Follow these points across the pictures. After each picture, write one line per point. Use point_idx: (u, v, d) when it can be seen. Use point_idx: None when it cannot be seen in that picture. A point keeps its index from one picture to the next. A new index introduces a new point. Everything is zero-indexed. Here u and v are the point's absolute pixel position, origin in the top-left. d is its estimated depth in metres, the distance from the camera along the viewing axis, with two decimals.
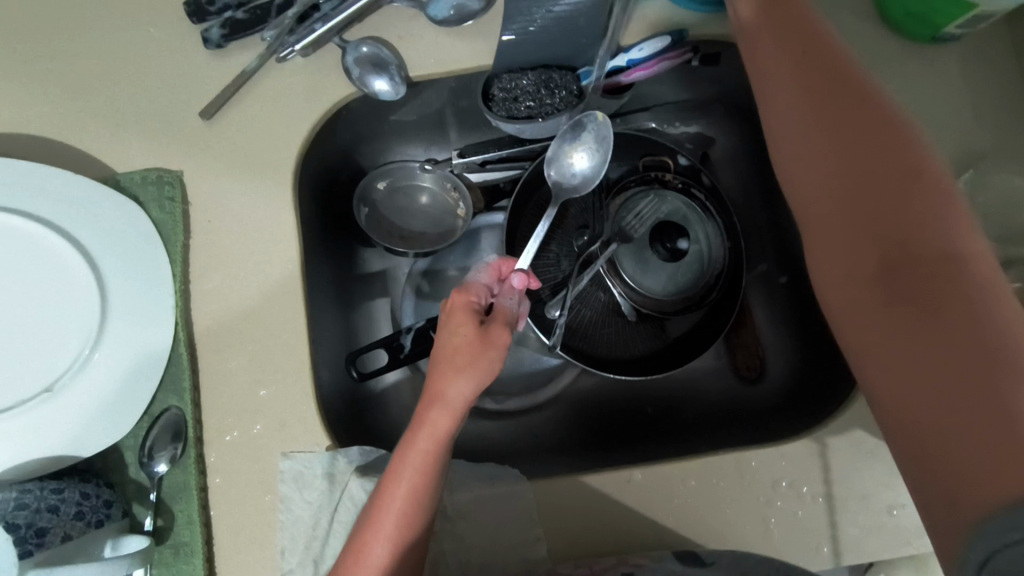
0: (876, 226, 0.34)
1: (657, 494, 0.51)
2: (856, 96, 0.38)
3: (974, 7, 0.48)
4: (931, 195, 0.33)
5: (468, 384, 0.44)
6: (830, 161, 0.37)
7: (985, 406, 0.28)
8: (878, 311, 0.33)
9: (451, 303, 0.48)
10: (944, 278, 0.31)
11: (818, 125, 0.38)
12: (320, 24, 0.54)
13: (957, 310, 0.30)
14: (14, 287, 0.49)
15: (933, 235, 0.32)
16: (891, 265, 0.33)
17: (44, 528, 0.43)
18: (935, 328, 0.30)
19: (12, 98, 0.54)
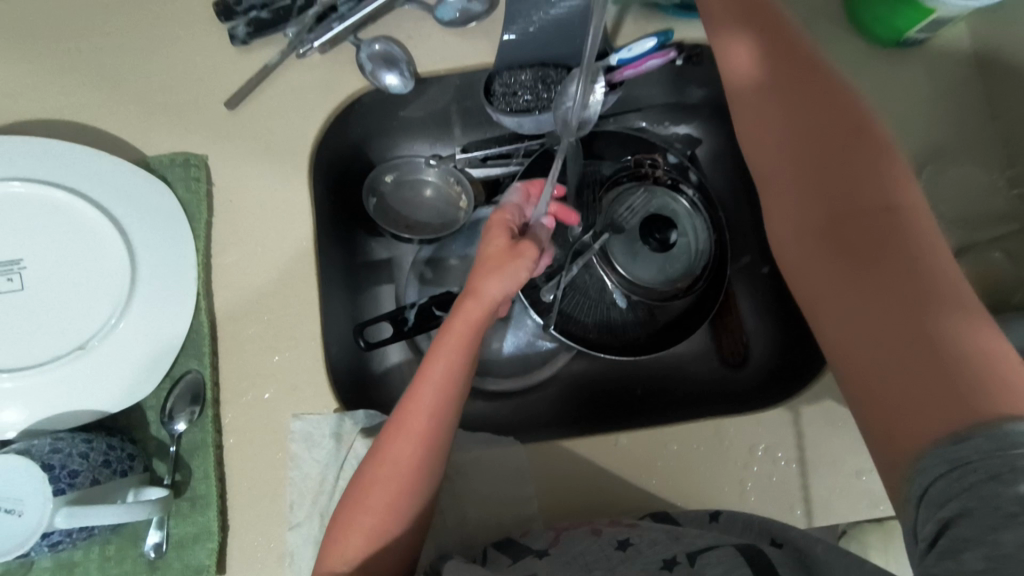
0: (831, 194, 0.37)
1: (642, 458, 0.55)
2: (813, 81, 0.41)
3: (931, 13, 0.53)
4: (878, 166, 0.37)
5: (506, 287, 0.50)
6: (791, 138, 0.40)
7: (926, 346, 0.31)
8: (830, 273, 0.36)
9: (493, 218, 0.55)
10: (887, 243, 0.34)
11: (780, 107, 0.41)
12: (337, 23, 0.59)
13: (901, 266, 0.33)
14: (50, 253, 0.53)
15: (878, 205, 0.35)
16: (844, 228, 0.36)
17: (76, 470, 0.46)
18: (883, 282, 0.33)
19: (53, 87, 0.59)
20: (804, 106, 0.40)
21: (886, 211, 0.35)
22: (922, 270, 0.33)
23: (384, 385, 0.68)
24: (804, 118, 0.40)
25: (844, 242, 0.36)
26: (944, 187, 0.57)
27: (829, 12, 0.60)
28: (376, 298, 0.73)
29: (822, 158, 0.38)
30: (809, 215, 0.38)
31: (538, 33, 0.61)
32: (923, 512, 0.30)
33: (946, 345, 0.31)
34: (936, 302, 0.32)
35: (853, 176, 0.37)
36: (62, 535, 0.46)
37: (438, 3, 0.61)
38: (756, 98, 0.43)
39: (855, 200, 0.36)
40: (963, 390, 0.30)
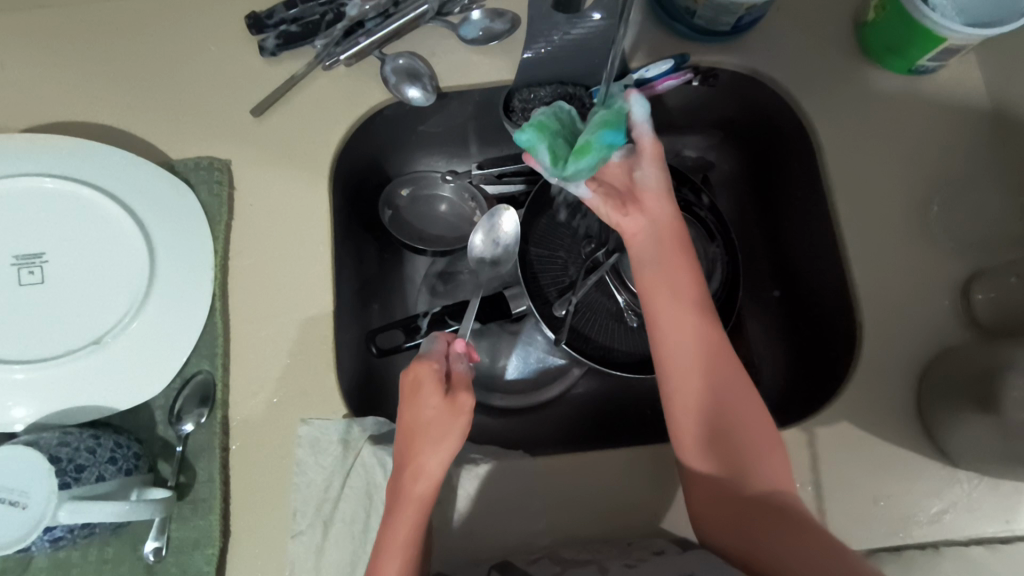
0: (726, 452, 0.48)
1: (653, 474, 0.54)
2: (696, 278, 0.53)
3: (944, 41, 0.53)
4: (733, 365, 0.51)
5: (445, 452, 0.47)
6: (706, 447, 0.49)
7: (753, 464, 0.48)
8: (707, 455, 0.49)
9: (413, 375, 0.49)
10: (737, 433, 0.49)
11: (688, 383, 0.50)
12: (364, 38, 0.61)
13: (749, 436, 0.49)
14: (71, 249, 0.53)
15: (732, 398, 0.50)
16: (731, 493, 0.47)
17: (83, 465, 0.46)
18: (756, 526, 0.46)
19: (87, 93, 0.61)
20: (705, 385, 0.50)
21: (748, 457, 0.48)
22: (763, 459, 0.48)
23: (393, 395, 0.68)
24: (706, 374, 0.50)
25: (720, 416, 0.49)
26: (955, 211, 0.58)
27: (841, 43, 0.62)
28: (388, 308, 0.73)
29: (704, 365, 0.50)
30: (691, 413, 0.49)
31: (558, 52, 0.62)
32: None
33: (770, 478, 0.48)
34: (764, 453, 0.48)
35: (725, 406, 0.49)
36: (63, 531, 0.46)
37: (462, 22, 0.63)
38: (687, 368, 0.50)
39: (722, 379, 0.50)
40: (786, 501, 0.47)
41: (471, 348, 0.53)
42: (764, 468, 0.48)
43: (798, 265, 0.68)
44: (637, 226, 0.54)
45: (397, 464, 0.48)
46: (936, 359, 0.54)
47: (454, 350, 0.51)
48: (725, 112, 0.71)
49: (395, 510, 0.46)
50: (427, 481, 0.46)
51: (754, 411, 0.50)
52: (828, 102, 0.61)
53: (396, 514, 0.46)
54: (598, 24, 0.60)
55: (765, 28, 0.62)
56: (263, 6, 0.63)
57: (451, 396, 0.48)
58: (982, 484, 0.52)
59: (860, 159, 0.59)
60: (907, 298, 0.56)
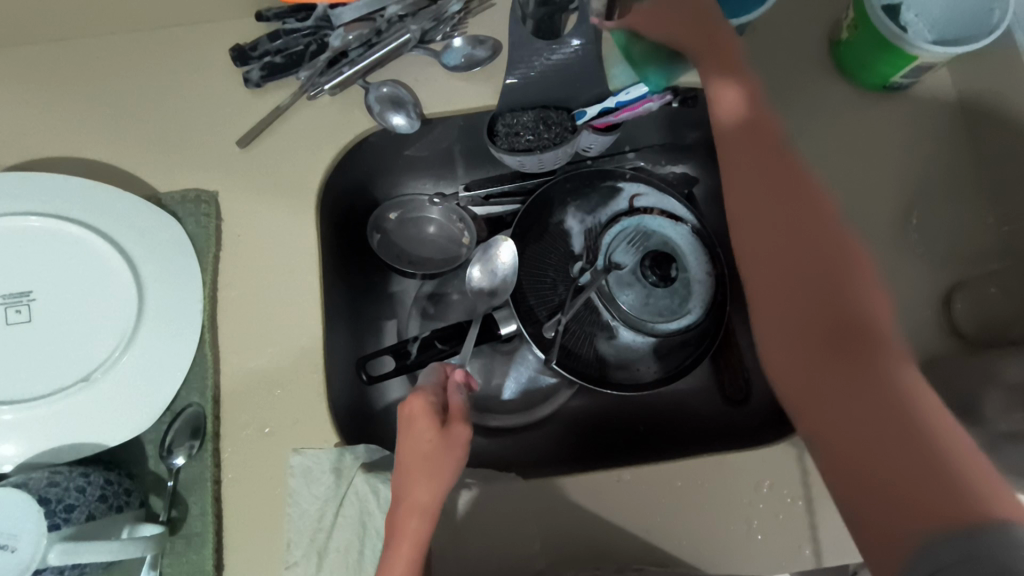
0: (830, 369, 0.38)
1: (645, 492, 0.54)
2: (792, 173, 0.46)
3: (915, 59, 0.55)
4: (853, 285, 0.41)
5: (439, 484, 0.45)
6: (801, 355, 0.40)
7: (897, 395, 0.36)
8: (817, 370, 0.39)
9: (408, 407, 0.48)
10: (865, 350, 0.38)
11: (779, 275, 0.43)
12: (347, 68, 0.62)
13: (884, 356, 0.38)
14: (57, 286, 0.53)
15: (863, 316, 0.39)
16: (858, 438, 0.36)
17: (73, 504, 0.46)
18: (865, 449, 0.35)
19: (73, 129, 0.61)
20: (795, 248, 0.43)
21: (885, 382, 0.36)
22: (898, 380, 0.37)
23: (384, 421, 0.68)
24: (824, 274, 0.41)
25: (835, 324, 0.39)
26: (933, 224, 0.59)
27: (817, 60, 0.63)
28: (379, 332, 0.73)
29: (823, 270, 0.42)
30: (784, 315, 0.42)
31: (539, 77, 0.62)
32: None
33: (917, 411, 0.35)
34: (891, 361, 0.37)
35: (842, 312, 0.40)
36: None
37: (444, 49, 0.63)
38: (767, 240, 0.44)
39: (831, 271, 0.41)
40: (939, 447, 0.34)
41: (469, 378, 0.54)
42: (919, 414, 0.35)
43: None
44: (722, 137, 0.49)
45: (393, 499, 0.47)
46: (922, 370, 0.54)
47: (453, 379, 0.52)
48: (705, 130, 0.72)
49: (393, 545, 0.44)
50: (424, 516, 0.45)
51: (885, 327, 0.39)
52: (804, 119, 0.62)
53: (394, 549, 0.44)
54: (577, 49, 0.61)
55: (742, 48, 0.64)
56: (247, 38, 0.64)
57: (447, 427, 0.47)
58: None
59: (839, 174, 0.60)
60: (890, 310, 0.57)
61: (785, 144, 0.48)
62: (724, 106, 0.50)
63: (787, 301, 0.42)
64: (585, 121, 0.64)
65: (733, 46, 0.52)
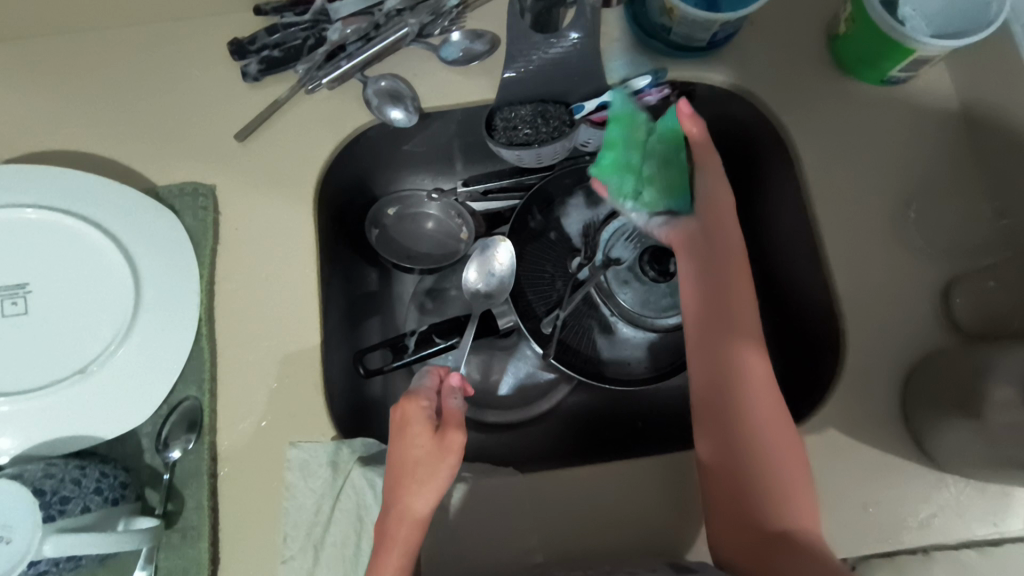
0: (733, 445, 0.50)
1: (645, 487, 0.53)
2: (734, 274, 0.55)
3: (913, 53, 0.55)
4: (765, 381, 0.52)
5: (430, 491, 0.46)
6: (717, 434, 0.51)
7: (771, 474, 0.49)
8: (726, 447, 0.51)
9: (401, 413, 0.48)
10: (758, 436, 0.50)
11: (712, 371, 0.53)
12: (345, 61, 0.62)
13: (771, 440, 0.50)
14: (54, 278, 0.53)
15: (765, 412, 0.51)
16: (741, 497, 0.49)
17: (68, 496, 0.46)
18: (735, 498, 0.49)
19: (71, 122, 0.61)
20: (731, 349, 0.53)
21: (761, 457, 0.49)
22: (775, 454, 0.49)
23: (382, 416, 0.67)
24: (740, 363, 0.53)
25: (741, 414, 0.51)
26: (931, 218, 0.58)
27: (815, 55, 0.63)
28: (377, 328, 0.73)
29: (742, 367, 0.52)
30: (715, 393, 0.52)
31: (537, 71, 0.63)
32: None
33: (783, 481, 0.48)
34: (772, 447, 0.49)
35: (752, 407, 0.51)
36: (49, 565, 0.45)
37: (443, 43, 0.64)
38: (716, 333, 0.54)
39: (752, 369, 0.52)
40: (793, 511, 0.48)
41: (464, 383, 0.53)
42: (783, 485, 0.48)
43: (782, 272, 0.68)
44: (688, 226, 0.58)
45: (383, 506, 0.47)
46: (919, 364, 0.54)
47: (448, 384, 0.52)
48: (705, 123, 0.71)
49: (381, 552, 0.45)
50: (416, 524, 0.45)
51: (778, 421, 0.50)
52: (803, 113, 0.62)
53: (382, 556, 0.45)
54: (575, 43, 0.62)
55: (740, 44, 0.64)
56: (246, 32, 0.64)
57: (441, 433, 0.47)
58: (970, 488, 0.52)
59: (837, 169, 0.60)
60: (887, 304, 0.57)
61: (736, 246, 0.56)
62: (699, 212, 0.58)
63: (720, 383, 0.53)
64: (583, 115, 0.63)
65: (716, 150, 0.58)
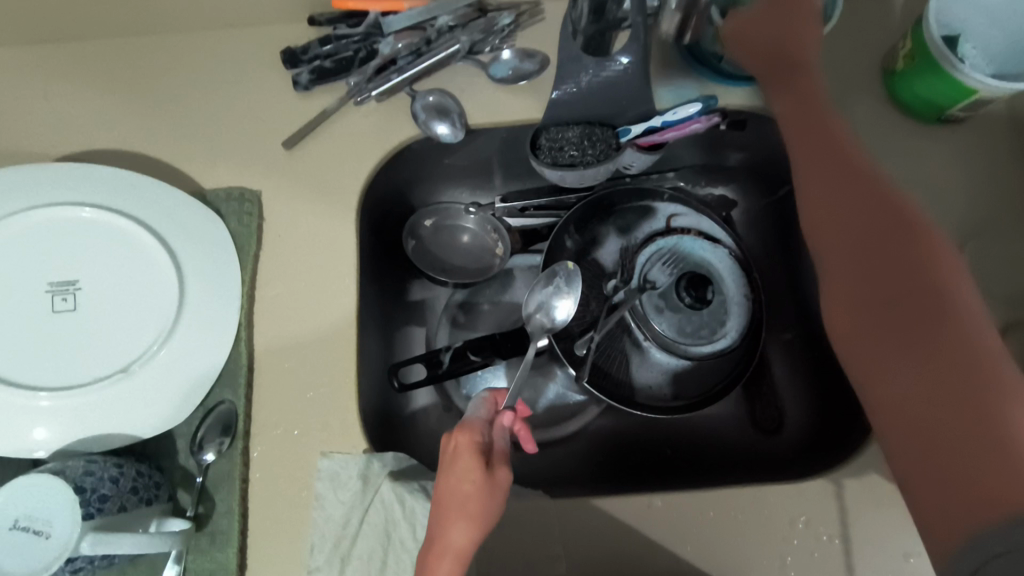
0: (903, 354, 0.42)
1: (678, 521, 0.52)
2: (851, 169, 0.50)
3: (975, 93, 0.53)
4: (925, 267, 0.43)
5: (473, 532, 0.42)
6: (874, 332, 0.44)
7: (963, 363, 0.39)
8: (884, 343, 0.43)
9: (452, 443, 0.45)
10: (927, 327, 0.41)
11: (864, 286, 0.46)
12: (396, 75, 0.62)
13: (949, 327, 0.41)
14: (101, 276, 0.54)
15: (934, 298, 0.42)
16: (911, 396, 0.40)
17: (106, 495, 0.46)
18: (930, 433, 0.38)
19: (124, 123, 0.63)
20: (883, 245, 0.46)
21: (972, 366, 0.38)
22: (977, 360, 0.39)
23: (410, 429, 0.67)
24: (888, 252, 0.45)
25: (901, 303, 0.43)
26: (987, 260, 0.57)
27: (870, 89, 0.62)
28: (407, 339, 0.73)
29: (891, 250, 0.45)
30: (856, 294, 0.46)
31: (586, 93, 0.61)
32: (967, 557, 0.34)
33: (977, 372, 0.38)
34: (965, 340, 0.40)
35: (934, 307, 0.42)
36: (84, 562, 0.46)
37: (492, 61, 0.64)
38: (849, 230, 0.48)
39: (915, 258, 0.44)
40: (1002, 425, 0.36)
41: (517, 420, 0.50)
42: (986, 380, 0.38)
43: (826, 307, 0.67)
44: (785, 121, 0.55)
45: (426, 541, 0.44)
46: None
47: (500, 420, 0.49)
48: (748, 154, 0.72)
49: None
50: (455, 561, 0.42)
51: (954, 302, 0.42)
52: None
53: None
54: (627, 66, 0.60)
55: None
56: (299, 42, 0.65)
57: (491, 470, 0.44)
58: None
59: None
60: None
61: (844, 145, 0.52)
62: (790, 134, 0.54)
63: (862, 280, 0.46)
64: (629, 138, 0.62)
65: (811, 27, 0.55)
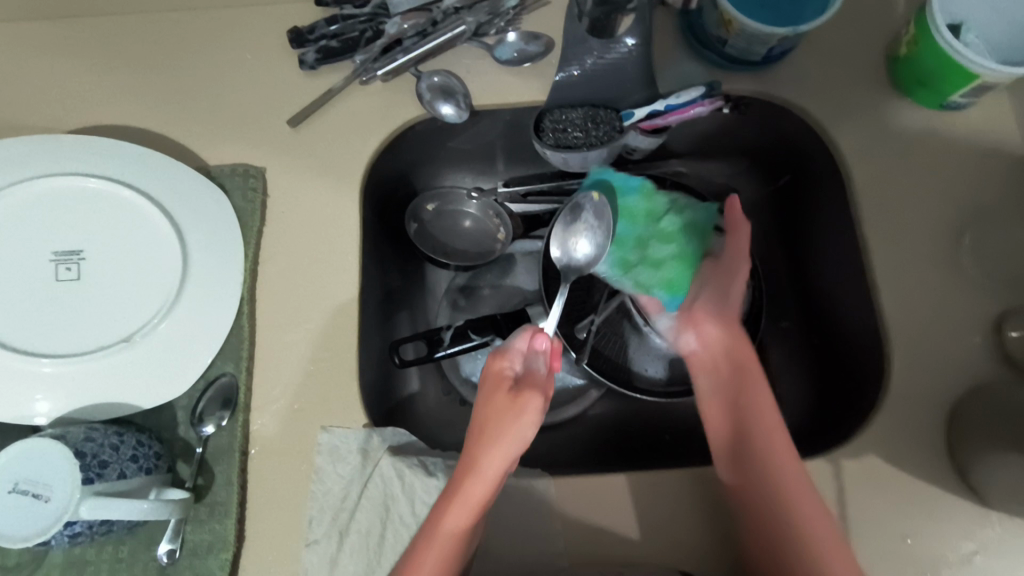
0: (758, 483, 0.50)
1: (676, 500, 0.52)
2: (727, 287, 0.60)
3: (977, 78, 0.54)
4: (759, 406, 0.53)
5: (503, 455, 0.47)
6: (741, 473, 0.51)
7: (777, 492, 0.49)
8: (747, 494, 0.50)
9: (490, 371, 0.51)
10: (756, 463, 0.51)
11: (726, 424, 0.55)
12: (401, 55, 0.63)
13: (774, 457, 0.50)
14: (105, 246, 0.54)
15: (765, 436, 0.52)
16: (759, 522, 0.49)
17: (106, 461, 0.46)
18: (767, 551, 0.48)
19: (130, 98, 0.63)
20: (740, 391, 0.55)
21: (778, 491, 0.49)
22: (788, 487, 0.49)
23: (410, 410, 0.67)
24: (740, 386, 0.55)
25: (742, 441, 0.52)
26: (986, 245, 0.57)
27: (871, 76, 0.62)
28: (408, 321, 0.73)
29: (741, 394, 0.55)
30: (722, 439, 0.54)
31: (591, 75, 0.64)
32: None
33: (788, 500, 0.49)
34: (781, 474, 0.50)
35: (762, 443, 0.51)
36: (83, 527, 0.47)
37: (497, 43, 0.64)
38: (712, 372, 0.58)
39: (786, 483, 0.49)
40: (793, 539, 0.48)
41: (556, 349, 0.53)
42: (791, 509, 0.48)
43: (829, 294, 0.66)
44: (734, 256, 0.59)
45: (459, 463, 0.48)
46: (966, 395, 0.52)
47: (537, 346, 0.52)
48: (750, 138, 0.71)
49: (445, 505, 0.46)
50: (484, 483, 0.47)
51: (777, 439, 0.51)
52: (857, 133, 0.61)
53: (445, 508, 0.46)
54: (632, 50, 0.64)
55: (795, 60, 0.63)
56: (306, 22, 0.65)
57: (521, 397, 0.49)
58: (1014, 526, 0.50)
59: (889, 191, 0.59)
60: (935, 331, 0.55)
61: (739, 263, 0.59)
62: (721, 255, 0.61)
63: (722, 418, 0.55)
64: (632, 122, 0.63)
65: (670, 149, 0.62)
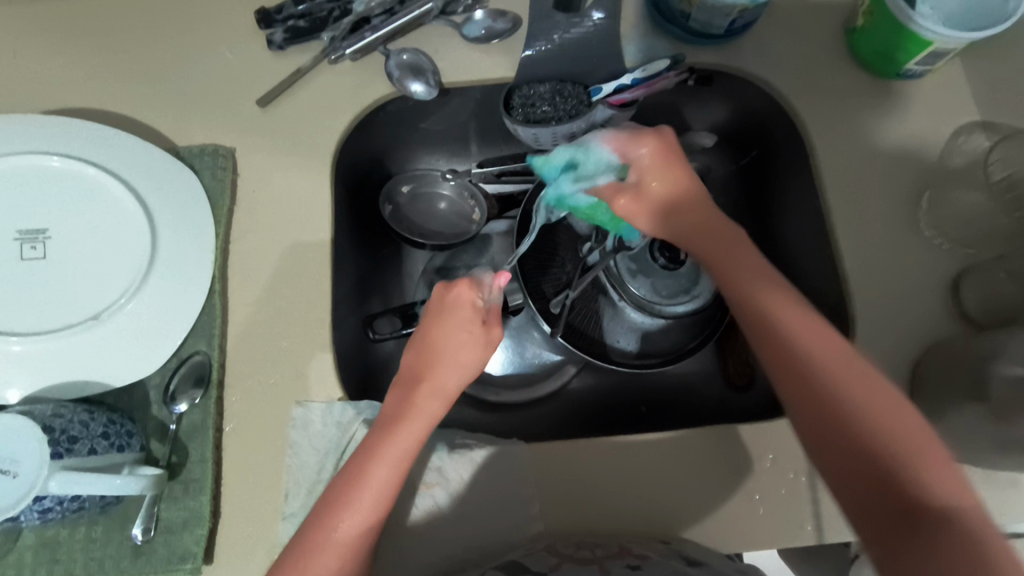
0: (807, 370, 0.40)
1: (649, 464, 0.53)
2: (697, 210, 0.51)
3: (930, 45, 0.55)
4: (784, 302, 0.43)
5: (466, 371, 0.49)
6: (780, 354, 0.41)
7: (819, 372, 0.40)
8: (794, 373, 0.40)
9: (446, 295, 0.51)
10: (792, 347, 0.41)
11: (751, 306, 0.45)
12: (369, 33, 0.63)
13: (814, 351, 0.40)
14: (71, 225, 0.54)
15: (783, 318, 0.42)
16: (826, 413, 0.38)
17: (75, 436, 0.46)
18: (851, 455, 0.37)
19: (96, 81, 0.62)
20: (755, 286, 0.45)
21: (832, 383, 0.39)
22: (834, 372, 0.39)
23: (387, 389, 0.68)
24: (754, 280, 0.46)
25: (767, 339, 0.42)
26: None
27: (831, 48, 0.64)
28: (385, 303, 0.73)
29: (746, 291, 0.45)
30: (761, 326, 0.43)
31: (558, 50, 0.65)
32: None
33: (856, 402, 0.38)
34: (822, 357, 0.40)
35: (777, 317, 0.43)
36: (53, 502, 0.46)
37: (465, 21, 0.65)
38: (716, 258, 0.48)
39: (848, 390, 0.38)
40: (872, 441, 0.37)
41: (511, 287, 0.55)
42: (856, 405, 0.38)
43: (798, 266, 0.67)
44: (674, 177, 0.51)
45: (413, 377, 0.49)
46: (927, 352, 0.54)
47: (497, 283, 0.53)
48: (718, 117, 0.73)
49: (401, 420, 0.47)
50: (439, 398, 0.48)
51: (809, 338, 0.41)
52: (818, 103, 0.63)
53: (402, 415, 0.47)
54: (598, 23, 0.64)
55: (757, 33, 0.64)
56: (273, 2, 0.65)
57: (487, 324, 0.51)
58: (977, 477, 0.52)
59: (850, 159, 0.61)
60: (898, 292, 0.57)
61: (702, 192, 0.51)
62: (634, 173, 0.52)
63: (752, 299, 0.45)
64: (600, 96, 0.64)
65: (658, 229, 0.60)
